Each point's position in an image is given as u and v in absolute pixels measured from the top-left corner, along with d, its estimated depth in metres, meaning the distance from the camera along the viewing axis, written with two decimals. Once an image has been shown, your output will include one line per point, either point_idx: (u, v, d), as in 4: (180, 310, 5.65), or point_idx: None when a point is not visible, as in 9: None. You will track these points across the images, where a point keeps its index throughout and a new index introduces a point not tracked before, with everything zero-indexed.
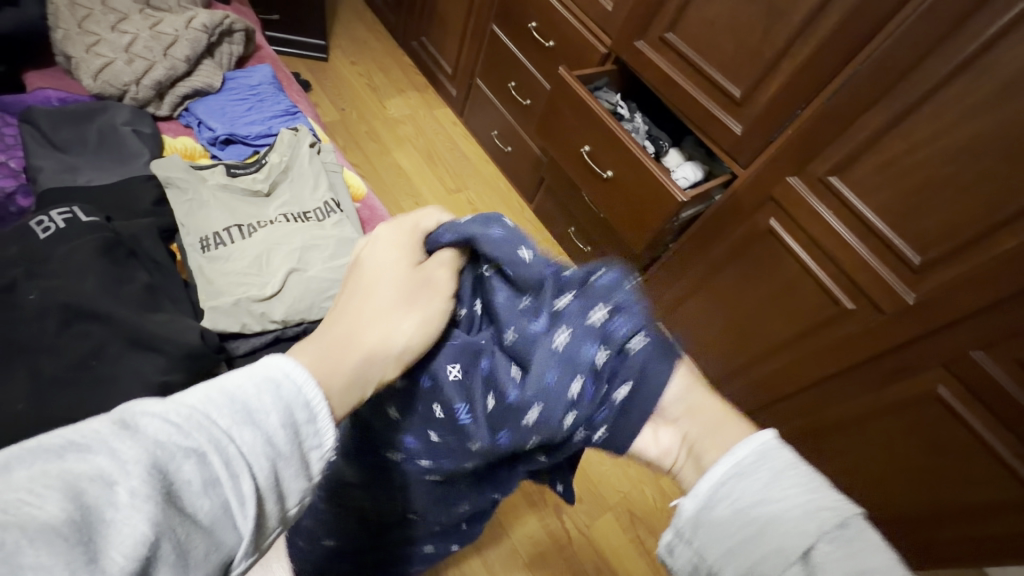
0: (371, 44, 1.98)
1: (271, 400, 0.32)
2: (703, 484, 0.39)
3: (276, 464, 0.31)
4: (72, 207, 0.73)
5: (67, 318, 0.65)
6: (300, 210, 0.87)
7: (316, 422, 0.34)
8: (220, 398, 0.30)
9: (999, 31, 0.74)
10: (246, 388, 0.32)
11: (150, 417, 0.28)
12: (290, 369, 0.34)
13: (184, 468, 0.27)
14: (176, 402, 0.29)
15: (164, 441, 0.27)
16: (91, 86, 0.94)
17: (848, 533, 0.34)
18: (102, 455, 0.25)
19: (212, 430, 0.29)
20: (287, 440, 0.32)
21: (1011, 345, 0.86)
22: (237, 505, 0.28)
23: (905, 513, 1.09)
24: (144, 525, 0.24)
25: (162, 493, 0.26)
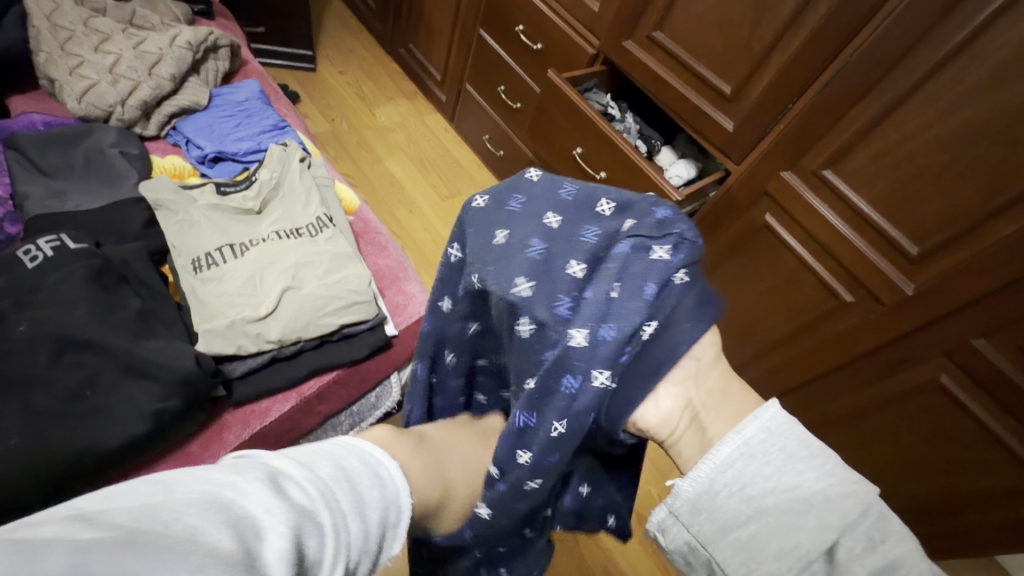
0: (358, 53, 1.97)
1: (375, 497, 0.38)
2: (706, 467, 0.44)
3: (367, 555, 0.35)
4: (60, 235, 0.72)
5: (58, 349, 0.63)
6: (292, 226, 0.87)
7: (397, 527, 0.39)
8: (340, 480, 0.36)
9: (988, 18, 0.74)
10: (359, 480, 0.38)
11: (291, 481, 0.32)
12: (386, 471, 0.41)
13: (311, 540, 0.30)
14: (309, 472, 0.35)
15: (304, 495, 0.32)
16: (75, 108, 0.93)
17: (866, 523, 0.40)
18: (256, 501, 0.29)
19: (334, 501, 0.34)
20: (375, 532, 0.36)
21: (1012, 332, 0.86)
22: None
23: (913, 504, 1.08)
24: (290, 548, 0.27)
25: (302, 534, 0.29)
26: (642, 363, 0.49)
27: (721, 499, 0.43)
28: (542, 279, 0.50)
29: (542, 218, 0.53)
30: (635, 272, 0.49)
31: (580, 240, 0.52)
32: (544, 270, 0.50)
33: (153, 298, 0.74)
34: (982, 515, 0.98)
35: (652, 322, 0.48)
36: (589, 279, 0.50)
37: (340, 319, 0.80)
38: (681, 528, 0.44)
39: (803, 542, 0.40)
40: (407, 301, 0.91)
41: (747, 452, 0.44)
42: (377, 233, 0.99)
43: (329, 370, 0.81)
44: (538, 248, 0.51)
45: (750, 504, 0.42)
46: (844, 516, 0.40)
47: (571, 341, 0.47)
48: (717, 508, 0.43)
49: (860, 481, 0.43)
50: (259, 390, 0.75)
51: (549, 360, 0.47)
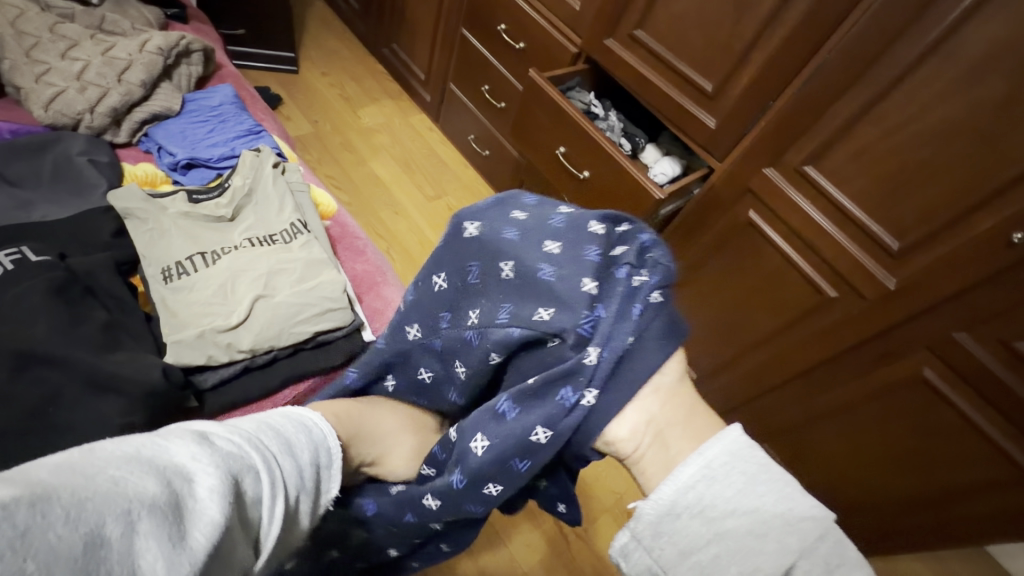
0: (341, 54, 1.95)
1: (301, 439, 0.42)
2: (667, 489, 0.43)
3: (301, 495, 0.39)
4: (21, 247, 0.71)
5: (19, 365, 0.62)
6: (266, 233, 0.86)
7: (330, 467, 0.44)
8: (267, 430, 0.39)
9: (964, 13, 0.73)
10: (286, 428, 0.42)
11: (220, 432, 0.35)
12: (320, 421, 0.46)
13: (247, 480, 0.33)
14: (233, 426, 0.37)
15: (234, 454, 0.34)
16: (42, 116, 0.91)
17: (823, 544, 0.40)
18: (191, 449, 0.31)
19: (265, 451, 0.37)
20: (308, 474, 0.40)
21: (993, 324, 0.86)
22: (271, 520, 0.34)
23: (899, 497, 1.09)
24: (219, 511, 0.29)
25: (235, 493, 0.32)
26: (625, 373, 0.46)
27: (683, 521, 0.42)
28: (541, 296, 0.48)
29: (541, 246, 0.50)
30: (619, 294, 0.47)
31: (577, 254, 0.48)
32: (534, 294, 0.49)
33: (121, 311, 0.73)
34: (964, 506, 0.99)
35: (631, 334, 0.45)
36: (601, 296, 0.47)
37: (313, 327, 0.79)
38: (643, 552, 0.42)
39: (760, 565, 0.40)
40: (386, 307, 0.91)
41: (710, 473, 0.43)
42: (355, 238, 0.99)
43: (305, 378, 0.80)
44: (546, 271, 0.49)
45: (711, 527, 0.41)
46: (803, 540, 0.40)
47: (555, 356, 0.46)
48: (678, 531, 0.42)
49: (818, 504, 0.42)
50: (231, 401, 0.74)
51: (555, 370, 0.45)
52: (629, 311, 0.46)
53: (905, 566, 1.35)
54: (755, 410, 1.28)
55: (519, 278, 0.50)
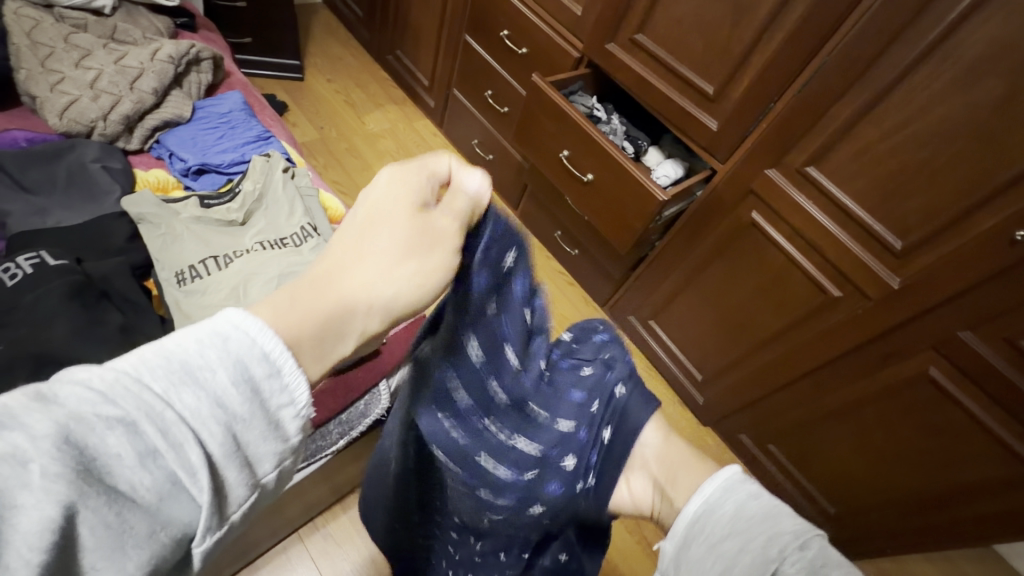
0: (346, 61, 1.98)
1: (214, 356, 0.33)
2: (679, 524, 0.44)
3: (231, 427, 0.32)
4: (39, 252, 0.73)
5: (38, 367, 0.63)
6: (276, 236, 0.87)
7: (274, 376, 0.34)
8: (158, 361, 0.31)
9: (959, 16, 0.75)
10: (186, 348, 0.32)
11: (72, 386, 0.29)
12: (240, 323, 0.34)
13: (112, 440, 0.28)
14: (104, 369, 0.30)
15: (86, 415, 0.28)
16: (57, 125, 0.93)
17: (808, 553, 0.36)
18: (17, 432, 0.26)
19: (143, 398, 0.30)
20: (235, 399, 0.33)
21: (997, 323, 0.86)
22: (185, 476, 0.30)
23: (907, 497, 1.09)
24: (53, 508, 0.25)
25: (78, 471, 0.27)
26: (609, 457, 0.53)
27: (693, 550, 0.41)
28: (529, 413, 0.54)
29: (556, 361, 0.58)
30: (577, 379, 0.56)
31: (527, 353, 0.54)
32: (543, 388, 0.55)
33: (134, 313, 0.74)
34: (972, 506, 0.99)
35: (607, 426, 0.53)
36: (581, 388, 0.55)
37: None
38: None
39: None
40: None
41: (708, 506, 0.43)
42: None
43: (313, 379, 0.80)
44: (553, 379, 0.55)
45: (713, 550, 0.40)
46: (782, 549, 0.37)
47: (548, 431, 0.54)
48: (692, 560, 0.41)
49: (800, 521, 0.39)
50: None
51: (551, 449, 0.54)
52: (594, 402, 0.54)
53: (915, 566, 1.35)
54: (761, 410, 1.29)
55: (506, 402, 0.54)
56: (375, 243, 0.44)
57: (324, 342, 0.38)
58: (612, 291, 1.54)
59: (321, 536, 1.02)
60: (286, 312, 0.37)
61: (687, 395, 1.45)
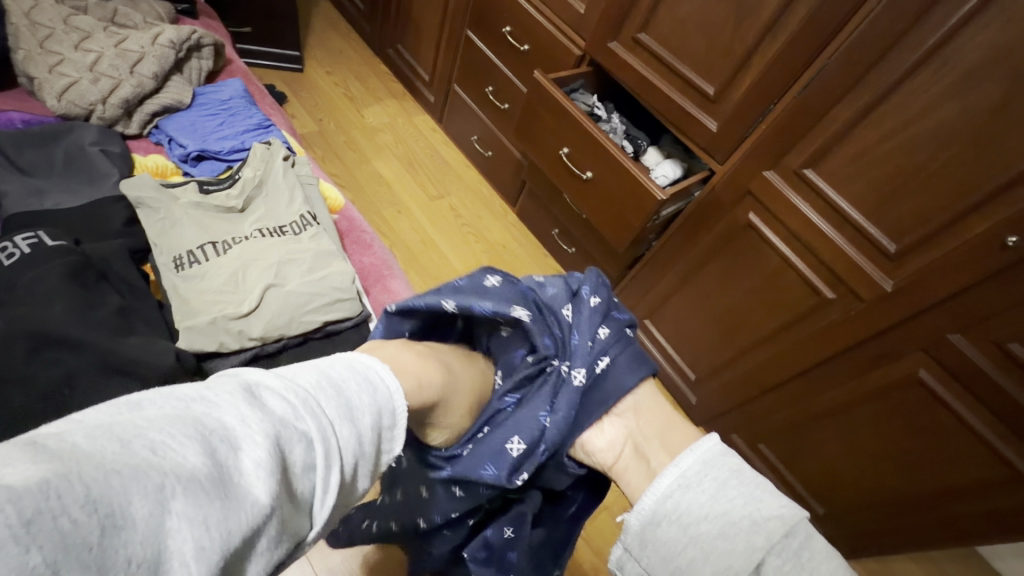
0: (346, 54, 1.97)
1: (363, 401, 0.39)
2: (649, 499, 0.48)
3: (357, 461, 0.36)
4: (38, 232, 0.72)
5: (35, 346, 0.63)
6: (275, 224, 0.87)
7: (392, 429, 0.41)
8: (327, 389, 0.37)
9: (960, 20, 0.75)
10: (348, 386, 0.39)
11: (273, 394, 0.33)
12: (386, 379, 0.43)
13: (296, 448, 0.32)
14: (290, 384, 0.35)
15: (284, 419, 0.32)
16: (55, 107, 0.92)
17: (792, 543, 0.42)
18: (234, 417, 0.30)
19: (319, 418, 0.34)
20: (369, 438, 0.38)
21: (987, 326, 0.87)
22: (324, 492, 0.33)
23: (896, 498, 1.10)
24: (265, 494, 0.28)
25: (280, 468, 0.30)
26: (594, 397, 0.56)
27: (663, 528, 0.46)
28: (559, 398, 0.54)
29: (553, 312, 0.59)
30: (575, 325, 0.58)
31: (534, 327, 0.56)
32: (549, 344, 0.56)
33: (133, 296, 0.75)
34: (958, 507, 1.00)
35: (602, 358, 0.56)
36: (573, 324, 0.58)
37: (322, 317, 0.80)
38: (634, 561, 0.48)
39: (733, 561, 0.42)
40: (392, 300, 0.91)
41: (683, 484, 0.48)
42: (362, 231, 1.00)
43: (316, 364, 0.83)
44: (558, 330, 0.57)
45: (687, 533, 0.45)
46: (768, 538, 0.42)
47: (561, 381, 0.54)
48: (664, 540, 0.46)
49: (785, 503, 0.45)
50: None
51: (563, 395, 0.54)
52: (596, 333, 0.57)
53: (899, 567, 1.37)
54: (753, 410, 1.30)
55: (545, 387, 0.54)
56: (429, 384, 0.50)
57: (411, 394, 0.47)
58: None
59: None
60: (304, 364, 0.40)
61: (681, 396, 1.45)
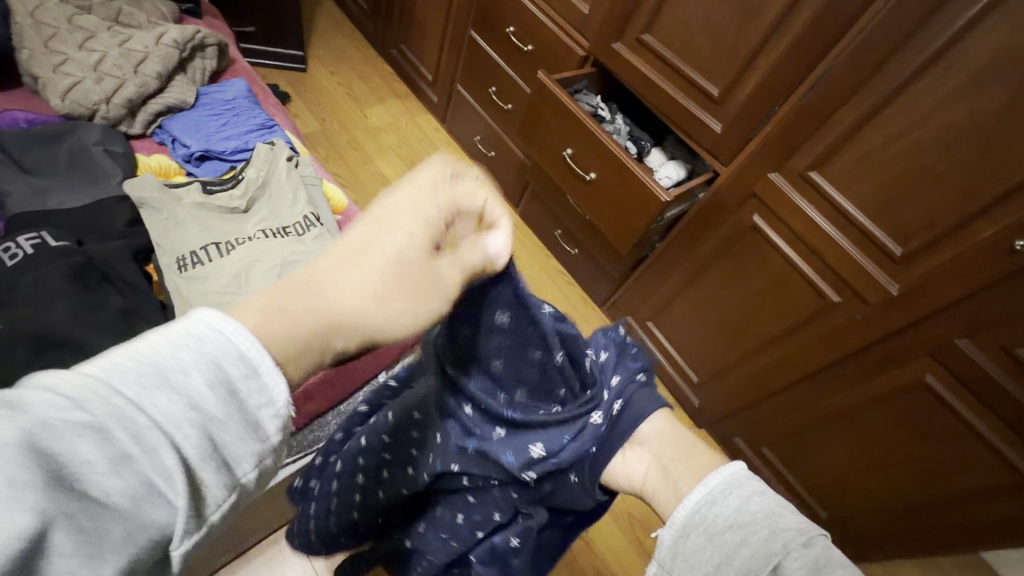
0: (349, 54, 1.97)
1: (188, 360, 0.31)
2: (679, 513, 0.41)
3: (206, 431, 0.30)
4: (41, 233, 0.72)
5: (37, 347, 0.62)
6: (278, 225, 0.87)
7: (255, 377, 0.32)
8: (131, 364, 0.29)
9: (968, 22, 0.75)
10: (159, 349, 0.30)
11: (36, 390, 0.26)
12: (220, 323, 0.32)
13: (80, 446, 0.26)
14: (75, 372, 0.28)
15: (52, 416, 0.26)
16: (59, 106, 0.92)
17: (813, 550, 0.35)
18: None
19: (116, 403, 0.28)
20: (212, 399, 0.30)
21: (994, 331, 0.87)
22: (161, 479, 0.28)
23: (898, 502, 1.10)
24: (25, 516, 0.23)
25: (47, 480, 0.25)
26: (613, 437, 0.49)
27: (690, 541, 0.40)
28: (581, 432, 0.49)
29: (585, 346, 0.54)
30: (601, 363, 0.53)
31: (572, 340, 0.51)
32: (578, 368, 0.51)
33: (136, 297, 0.75)
34: (962, 512, 1.00)
35: (619, 400, 0.49)
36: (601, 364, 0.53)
37: None
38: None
39: (751, 567, 0.36)
40: None
41: (710, 498, 0.41)
42: None
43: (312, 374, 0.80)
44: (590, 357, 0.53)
45: (711, 543, 0.39)
46: (786, 543, 0.36)
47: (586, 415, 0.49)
48: (689, 552, 0.39)
49: (808, 519, 0.38)
50: None
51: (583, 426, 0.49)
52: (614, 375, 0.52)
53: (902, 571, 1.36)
54: (756, 413, 1.29)
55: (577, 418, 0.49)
56: (374, 265, 0.41)
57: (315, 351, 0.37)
58: (610, 290, 1.54)
59: None
60: (276, 323, 0.35)
61: (682, 397, 1.45)
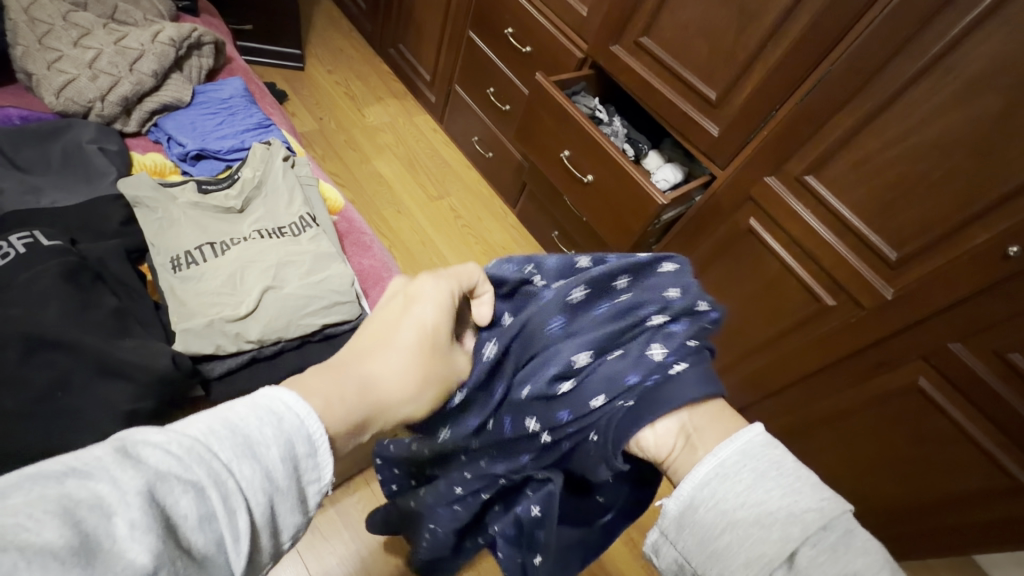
0: (347, 52, 1.96)
1: (268, 435, 0.33)
2: (688, 484, 0.40)
3: (273, 499, 0.32)
4: (33, 232, 0.72)
5: (30, 347, 0.62)
6: (274, 225, 0.87)
7: (315, 456, 0.35)
8: (223, 431, 0.32)
9: (963, 30, 0.75)
10: (248, 422, 0.33)
11: (152, 447, 0.29)
12: (294, 402, 0.35)
13: (183, 500, 0.28)
14: (178, 434, 0.30)
15: (166, 473, 0.28)
16: (54, 104, 0.92)
17: (831, 536, 0.35)
18: (105, 482, 0.26)
19: (212, 465, 0.30)
20: (283, 473, 0.33)
21: (986, 335, 0.87)
22: (233, 540, 0.29)
23: (888, 504, 1.10)
24: (145, 555, 0.25)
25: (162, 526, 0.26)
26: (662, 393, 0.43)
27: (700, 515, 0.38)
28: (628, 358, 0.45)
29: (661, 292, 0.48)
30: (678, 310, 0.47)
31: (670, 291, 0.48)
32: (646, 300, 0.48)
33: (129, 298, 0.75)
34: (954, 516, 1.01)
35: (678, 362, 0.44)
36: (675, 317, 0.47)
37: (321, 320, 0.80)
38: (670, 546, 0.40)
39: (767, 551, 0.35)
40: None
41: (722, 472, 0.39)
42: (362, 233, 1.00)
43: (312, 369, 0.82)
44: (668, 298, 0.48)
45: (723, 519, 0.38)
46: (806, 529, 0.35)
47: (638, 351, 0.45)
48: (698, 527, 0.38)
49: (826, 496, 0.37)
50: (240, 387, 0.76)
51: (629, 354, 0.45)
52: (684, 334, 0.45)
53: None
54: (751, 415, 1.29)
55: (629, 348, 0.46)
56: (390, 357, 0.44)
57: (349, 437, 0.39)
58: None
59: (308, 529, 1.01)
60: (334, 403, 0.38)
61: None
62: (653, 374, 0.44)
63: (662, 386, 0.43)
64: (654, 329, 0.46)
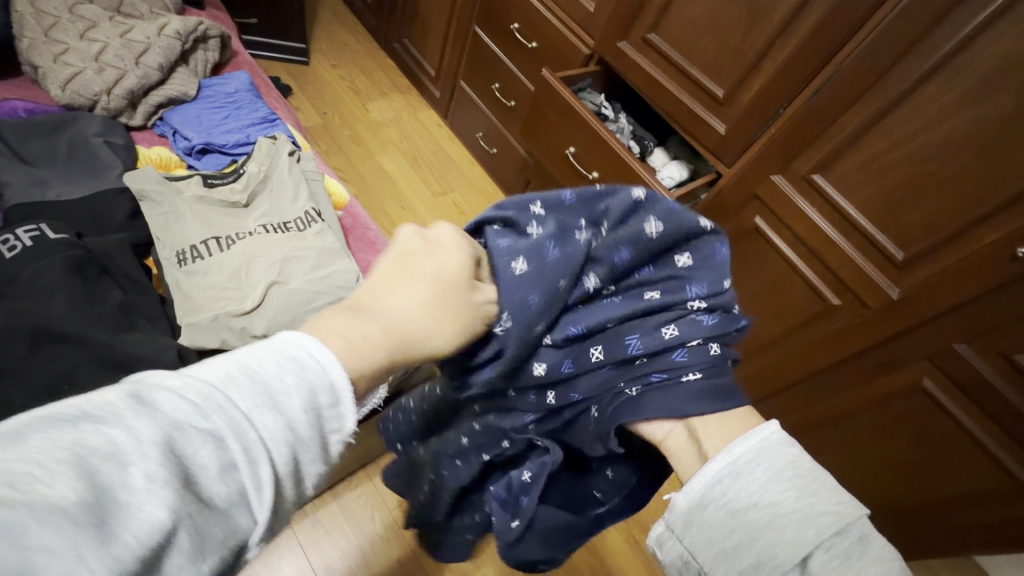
0: (352, 47, 1.96)
1: (290, 382, 0.30)
2: (698, 480, 0.38)
3: (296, 450, 0.30)
4: (39, 225, 0.72)
5: (35, 341, 0.62)
6: (280, 220, 0.87)
7: (337, 406, 0.32)
8: (242, 376, 0.29)
9: (975, 28, 0.74)
10: (267, 369, 0.30)
11: (167, 393, 0.26)
12: (314, 348, 0.32)
13: (201, 452, 0.26)
14: (195, 378, 0.28)
15: (182, 422, 0.26)
16: (59, 96, 0.91)
17: (847, 540, 0.33)
18: (118, 430, 0.24)
19: (232, 414, 0.28)
20: (307, 424, 0.30)
21: (994, 337, 0.87)
22: (255, 491, 0.27)
23: (898, 506, 1.09)
24: (161, 509, 0.23)
25: (178, 479, 0.25)
26: (669, 398, 0.42)
27: (709, 512, 0.37)
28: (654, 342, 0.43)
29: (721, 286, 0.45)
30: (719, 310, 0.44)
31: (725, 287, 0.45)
32: (705, 291, 0.44)
33: (135, 292, 0.75)
34: (961, 517, 1.00)
35: (693, 371, 0.42)
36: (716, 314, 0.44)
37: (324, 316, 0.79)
38: (676, 541, 0.38)
39: (777, 553, 0.34)
40: None
41: (737, 469, 0.38)
42: (367, 229, 1.00)
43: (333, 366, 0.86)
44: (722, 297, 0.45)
45: (735, 518, 0.36)
46: (820, 533, 0.33)
47: (675, 339, 0.43)
48: (706, 524, 0.36)
49: (844, 500, 0.36)
50: None
51: (661, 337, 0.43)
52: (710, 343, 0.43)
53: None
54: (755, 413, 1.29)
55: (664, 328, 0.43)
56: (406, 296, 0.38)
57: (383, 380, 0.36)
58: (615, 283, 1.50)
59: (309, 523, 1.01)
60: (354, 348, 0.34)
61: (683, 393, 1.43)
62: (666, 373, 0.43)
63: (666, 387, 0.42)
64: (685, 332, 0.43)
